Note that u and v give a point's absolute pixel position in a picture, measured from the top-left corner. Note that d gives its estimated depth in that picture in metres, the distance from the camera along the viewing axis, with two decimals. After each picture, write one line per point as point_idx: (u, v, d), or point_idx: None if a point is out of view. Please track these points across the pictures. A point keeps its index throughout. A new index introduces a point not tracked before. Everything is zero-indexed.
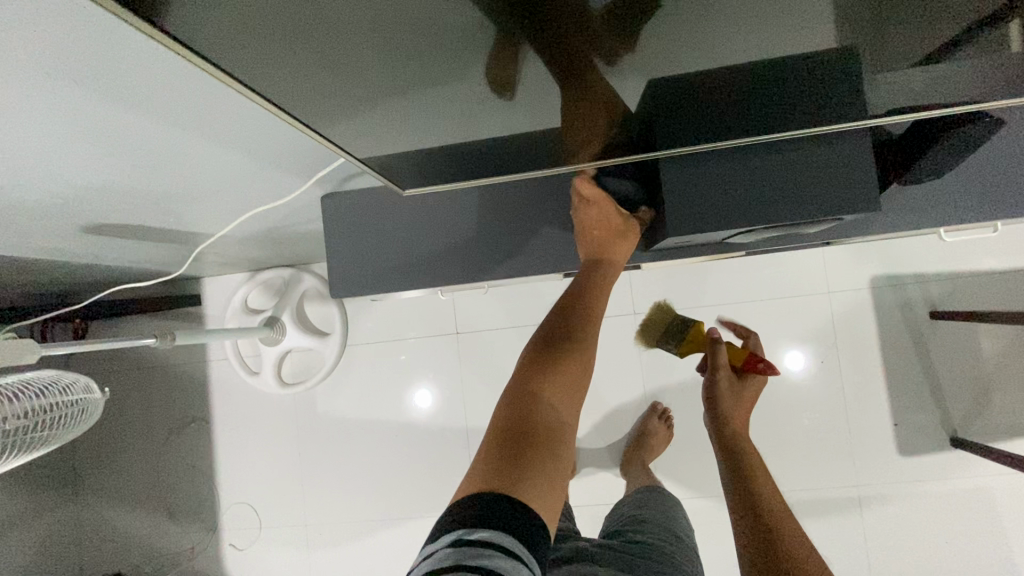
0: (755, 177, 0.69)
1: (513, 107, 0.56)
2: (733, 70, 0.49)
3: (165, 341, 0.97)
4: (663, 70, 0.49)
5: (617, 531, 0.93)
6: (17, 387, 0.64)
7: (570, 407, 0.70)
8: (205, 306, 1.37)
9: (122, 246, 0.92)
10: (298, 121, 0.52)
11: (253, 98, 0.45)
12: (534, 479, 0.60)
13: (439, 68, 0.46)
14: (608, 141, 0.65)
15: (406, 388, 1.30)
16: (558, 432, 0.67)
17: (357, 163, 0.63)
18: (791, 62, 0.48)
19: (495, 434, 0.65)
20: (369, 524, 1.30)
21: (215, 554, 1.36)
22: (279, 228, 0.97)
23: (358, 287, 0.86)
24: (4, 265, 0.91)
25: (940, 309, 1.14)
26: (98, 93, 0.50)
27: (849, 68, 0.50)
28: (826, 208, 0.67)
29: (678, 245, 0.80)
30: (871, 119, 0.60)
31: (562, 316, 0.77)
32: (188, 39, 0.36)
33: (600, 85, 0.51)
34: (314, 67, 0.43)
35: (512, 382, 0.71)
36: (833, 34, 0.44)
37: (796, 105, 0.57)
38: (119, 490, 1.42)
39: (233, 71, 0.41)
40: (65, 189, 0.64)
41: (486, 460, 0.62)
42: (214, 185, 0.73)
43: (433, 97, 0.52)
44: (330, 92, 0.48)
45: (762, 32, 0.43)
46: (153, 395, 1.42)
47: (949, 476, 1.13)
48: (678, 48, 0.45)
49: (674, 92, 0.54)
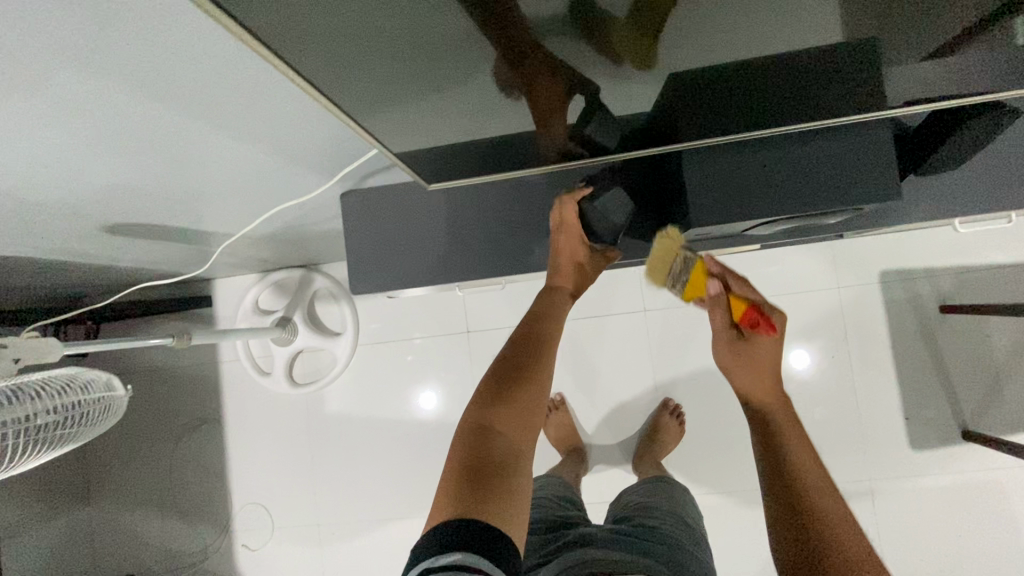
0: (773, 170, 0.72)
1: (542, 102, 0.56)
2: (780, 56, 0.50)
3: (181, 341, 0.97)
4: (714, 57, 0.49)
5: (622, 518, 0.90)
6: (46, 384, 0.65)
7: (529, 433, 0.66)
8: (217, 307, 1.38)
9: (138, 246, 0.92)
10: (350, 117, 0.52)
11: (312, 94, 0.45)
12: (494, 506, 0.57)
13: (486, 57, 0.46)
14: (634, 136, 0.66)
15: (417, 386, 1.31)
16: (520, 462, 0.63)
17: (392, 157, 0.63)
18: (838, 50, 0.49)
19: (453, 470, 0.61)
20: (382, 523, 1.30)
21: (228, 555, 1.36)
22: (294, 227, 0.97)
23: (374, 285, 0.87)
24: (21, 266, 0.91)
25: (949, 302, 1.15)
26: (129, 93, 0.50)
27: (894, 56, 0.50)
28: (843, 199, 0.69)
29: (698, 239, 0.82)
30: (899, 109, 0.61)
31: (519, 345, 0.73)
32: (261, 31, 0.36)
33: (639, 73, 0.51)
34: (368, 56, 0.43)
35: (467, 412, 0.67)
36: (883, 21, 0.44)
37: (836, 93, 0.57)
38: (132, 492, 1.42)
39: (297, 66, 0.41)
40: (90, 188, 0.65)
41: (448, 493, 0.59)
42: (234, 184, 0.74)
43: (469, 89, 0.52)
44: (378, 83, 0.48)
45: (817, 17, 0.43)
46: (164, 397, 1.42)
47: (961, 468, 1.13)
48: (730, 34, 0.45)
49: (715, 82, 0.54)
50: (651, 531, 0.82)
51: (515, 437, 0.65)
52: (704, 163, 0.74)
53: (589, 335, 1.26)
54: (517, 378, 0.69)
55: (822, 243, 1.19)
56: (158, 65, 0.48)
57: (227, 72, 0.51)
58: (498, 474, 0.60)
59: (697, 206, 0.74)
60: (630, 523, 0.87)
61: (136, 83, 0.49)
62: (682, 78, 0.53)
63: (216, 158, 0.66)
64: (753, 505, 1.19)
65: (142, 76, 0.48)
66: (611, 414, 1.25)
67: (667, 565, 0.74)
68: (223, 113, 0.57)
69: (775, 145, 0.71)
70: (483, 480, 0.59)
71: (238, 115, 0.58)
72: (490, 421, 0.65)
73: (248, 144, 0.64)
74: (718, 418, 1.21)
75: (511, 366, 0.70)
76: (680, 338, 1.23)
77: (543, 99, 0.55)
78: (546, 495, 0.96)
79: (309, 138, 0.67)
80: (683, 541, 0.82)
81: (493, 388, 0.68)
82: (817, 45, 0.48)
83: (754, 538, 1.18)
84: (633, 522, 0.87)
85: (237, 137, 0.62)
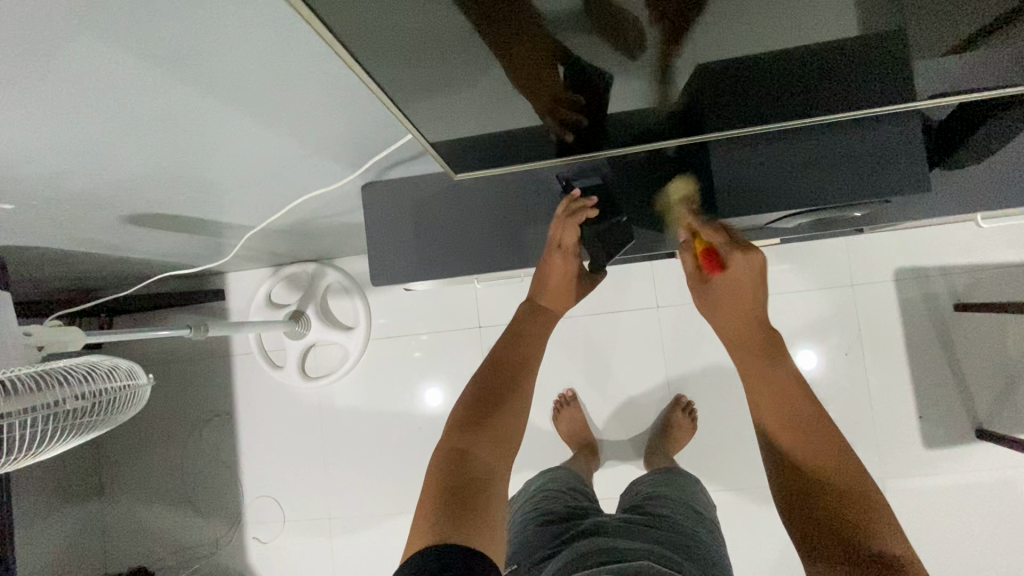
0: (801, 160, 0.73)
1: (572, 92, 0.56)
2: (827, 47, 0.49)
3: (199, 331, 0.98)
4: (761, 44, 0.49)
5: (633, 505, 0.90)
6: (73, 371, 0.66)
7: (502, 460, 0.68)
8: (228, 301, 1.38)
9: (156, 237, 0.93)
10: (390, 102, 0.51)
11: (360, 75, 0.45)
12: (470, 529, 0.58)
13: (528, 48, 0.46)
14: (668, 126, 0.66)
15: (429, 381, 1.31)
16: (495, 482, 0.66)
17: (425, 146, 0.63)
18: (888, 38, 0.48)
19: (431, 494, 0.63)
20: (393, 517, 1.30)
21: (238, 547, 1.37)
22: (311, 219, 0.98)
23: (391, 277, 0.87)
24: (40, 256, 0.92)
25: (964, 301, 1.14)
26: (161, 78, 0.50)
27: (943, 42, 0.49)
28: (870, 191, 0.71)
29: (723, 231, 0.83)
30: (943, 101, 0.60)
31: (491, 374, 0.76)
32: (319, 7, 0.36)
33: (679, 62, 0.51)
34: (414, 41, 0.43)
35: (445, 437, 0.70)
36: (937, 10, 0.43)
37: (876, 82, 0.56)
38: (143, 484, 1.43)
39: (348, 44, 0.41)
40: (114, 174, 0.66)
41: (428, 515, 0.60)
42: (255, 173, 0.74)
43: (504, 78, 0.51)
44: (419, 70, 0.48)
45: (872, 8, 0.43)
46: (176, 390, 1.43)
47: (975, 467, 1.13)
48: (780, 20, 0.45)
49: (760, 70, 0.53)
50: (665, 521, 0.81)
51: (490, 459, 0.67)
52: (731, 154, 0.74)
53: (601, 331, 1.26)
54: (490, 405, 0.72)
55: (836, 240, 1.18)
56: (191, 53, 0.48)
57: (257, 63, 0.51)
58: (475, 491, 0.63)
59: (723, 196, 0.75)
60: (642, 512, 0.85)
61: (168, 71, 0.50)
62: (708, 71, 0.53)
63: (240, 149, 0.66)
64: (764, 502, 1.19)
65: (174, 64, 0.49)
66: (623, 410, 1.25)
67: (682, 555, 0.73)
68: (249, 102, 0.57)
69: (803, 136, 0.72)
70: (461, 499, 0.61)
71: (265, 105, 0.58)
72: (465, 446, 0.68)
73: (272, 134, 0.65)
74: (730, 415, 1.21)
75: (483, 394, 0.74)
76: (693, 335, 1.23)
77: (569, 92, 0.55)
78: (558, 486, 0.95)
79: (332, 129, 0.67)
80: (696, 533, 0.81)
81: (466, 416, 0.71)
82: (844, 37, 0.48)
83: (765, 535, 1.18)
84: (645, 511, 0.85)
85: (261, 127, 0.62)
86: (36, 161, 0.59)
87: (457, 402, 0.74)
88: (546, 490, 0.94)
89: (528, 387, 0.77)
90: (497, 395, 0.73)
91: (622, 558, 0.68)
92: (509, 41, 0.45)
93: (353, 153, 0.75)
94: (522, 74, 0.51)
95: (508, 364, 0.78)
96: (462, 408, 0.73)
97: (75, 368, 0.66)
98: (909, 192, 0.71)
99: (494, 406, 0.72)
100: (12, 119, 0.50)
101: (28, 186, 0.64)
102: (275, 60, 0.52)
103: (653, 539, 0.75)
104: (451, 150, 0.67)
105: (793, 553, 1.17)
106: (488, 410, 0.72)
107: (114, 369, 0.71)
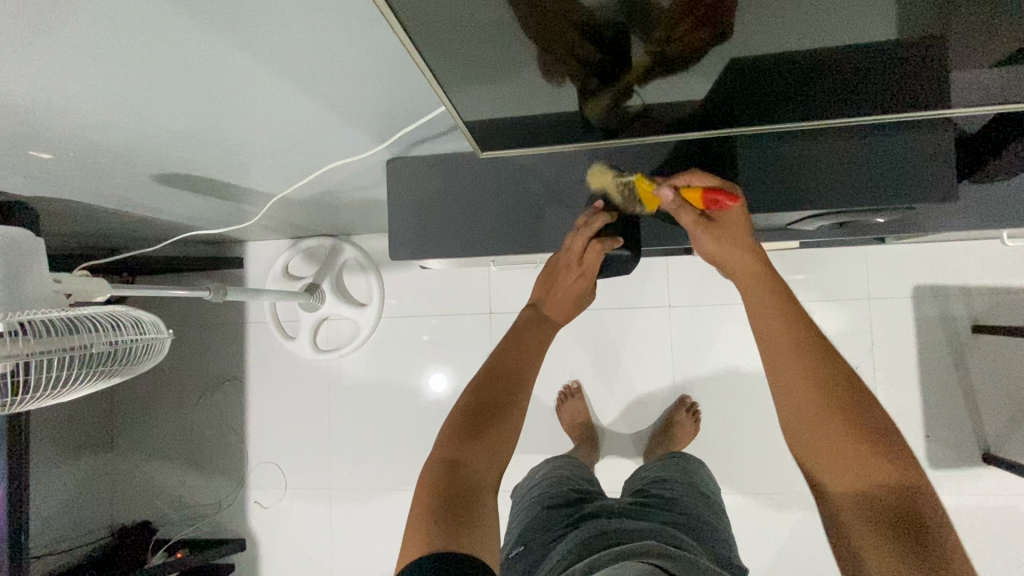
0: (835, 161, 0.72)
1: (616, 82, 0.56)
2: (865, 52, 0.50)
3: (218, 293, 0.98)
4: (799, 46, 0.49)
5: (638, 491, 0.91)
6: (107, 320, 0.68)
7: (493, 468, 0.67)
8: (248, 269, 1.42)
9: (184, 199, 0.95)
10: (437, 78, 0.52)
11: (412, 49, 0.46)
12: (463, 536, 0.57)
13: (576, 35, 0.47)
14: (701, 121, 0.66)
15: (435, 363, 1.32)
16: (490, 490, 0.65)
17: (462, 125, 0.64)
18: (926, 45, 0.48)
19: (422, 504, 0.61)
20: (392, 490, 1.32)
21: (239, 509, 1.41)
22: (335, 192, 1.00)
23: (406, 254, 0.89)
24: (73, 210, 0.95)
25: (983, 323, 1.12)
26: (214, 41, 0.52)
27: (989, 51, 0.49)
28: (905, 193, 0.71)
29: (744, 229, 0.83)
30: (986, 110, 0.60)
31: (488, 382, 0.74)
32: None
33: (718, 58, 0.51)
34: (465, 20, 0.44)
35: (438, 442, 0.68)
36: (984, 17, 0.44)
37: (915, 89, 0.56)
38: (153, 443, 1.47)
39: (402, 14, 0.42)
40: (151, 131, 0.68)
41: (421, 523, 0.59)
42: (286, 141, 0.76)
43: (545, 65, 0.52)
44: (468, 47, 0.48)
45: (911, 17, 0.44)
46: (190, 352, 1.47)
47: (979, 489, 1.12)
48: (825, 23, 0.45)
49: (795, 72, 0.54)
50: (673, 505, 0.81)
51: (480, 470, 0.66)
52: (761, 149, 0.74)
53: (612, 325, 1.27)
54: (479, 419, 0.69)
55: (854, 251, 1.18)
56: (244, 18, 0.50)
57: (300, 29, 0.52)
58: (464, 504, 0.61)
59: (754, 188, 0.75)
60: (647, 494, 0.87)
61: (211, 29, 0.50)
62: (737, 68, 0.53)
63: (274, 113, 0.67)
64: (762, 506, 1.19)
65: (216, 19, 0.49)
66: (628, 406, 1.26)
67: (691, 537, 0.74)
68: (285, 67, 0.58)
69: (832, 136, 0.72)
70: (455, 508, 0.60)
71: (305, 71, 0.59)
72: (455, 457, 0.66)
73: (308, 102, 0.66)
74: (734, 418, 1.21)
75: (477, 402, 0.71)
76: (704, 336, 1.23)
77: (595, 82, 0.56)
78: (566, 473, 0.96)
79: (365, 104, 0.68)
80: (704, 517, 0.81)
81: (457, 428, 0.69)
82: (877, 41, 0.48)
83: (760, 539, 1.19)
84: (650, 494, 0.86)
85: (298, 94, 0.63)
86: (79, 114, 0.61)
87: (451, 408, 0.72)
88: (552, 476, 0.95)
89: (526, 393, 0.75)
90: (491, 405, 0.71)
91: (622, 539, 0.68)
92: (551, 23, 0.45)
93: (382, 128, 0.75)
94: (558, 58, 0.51)
95: (507, 370, 0.76)
96: (453, 417, 0.70)
97: (91, 317, 0.67)
98: (939, 199, 0.71)
99: (490, 408, 0.70)
100: (56, 65, 0.51)
101: (71, 138, 0.67)
102: (319, 27, 0.52)
103: (662, 521, 0.76)
104: (478, 130, 0.67)
105: (788, 557, 1.18)
106: (484, 417, 0.70)
107: (131, 320, 0.71)
